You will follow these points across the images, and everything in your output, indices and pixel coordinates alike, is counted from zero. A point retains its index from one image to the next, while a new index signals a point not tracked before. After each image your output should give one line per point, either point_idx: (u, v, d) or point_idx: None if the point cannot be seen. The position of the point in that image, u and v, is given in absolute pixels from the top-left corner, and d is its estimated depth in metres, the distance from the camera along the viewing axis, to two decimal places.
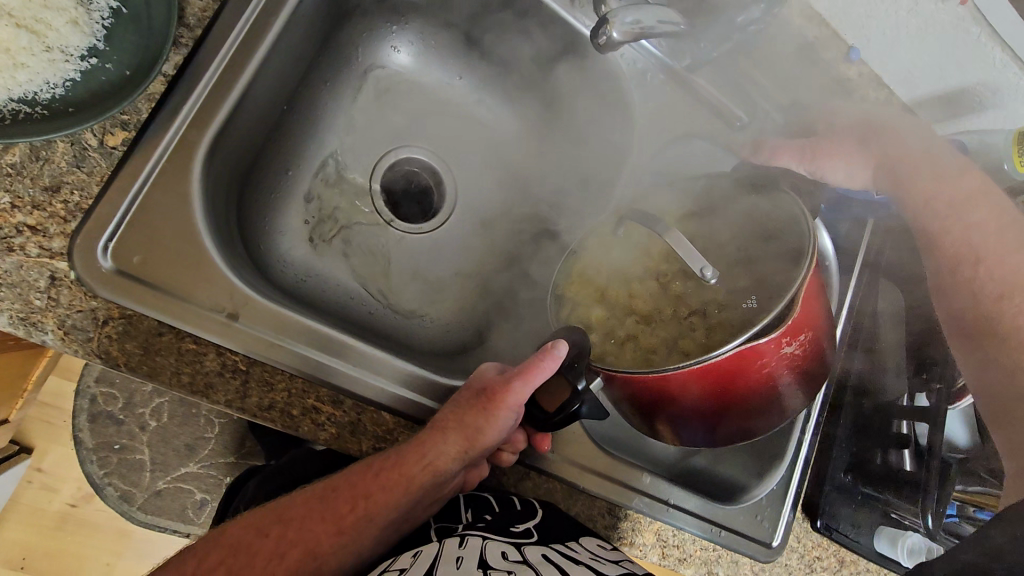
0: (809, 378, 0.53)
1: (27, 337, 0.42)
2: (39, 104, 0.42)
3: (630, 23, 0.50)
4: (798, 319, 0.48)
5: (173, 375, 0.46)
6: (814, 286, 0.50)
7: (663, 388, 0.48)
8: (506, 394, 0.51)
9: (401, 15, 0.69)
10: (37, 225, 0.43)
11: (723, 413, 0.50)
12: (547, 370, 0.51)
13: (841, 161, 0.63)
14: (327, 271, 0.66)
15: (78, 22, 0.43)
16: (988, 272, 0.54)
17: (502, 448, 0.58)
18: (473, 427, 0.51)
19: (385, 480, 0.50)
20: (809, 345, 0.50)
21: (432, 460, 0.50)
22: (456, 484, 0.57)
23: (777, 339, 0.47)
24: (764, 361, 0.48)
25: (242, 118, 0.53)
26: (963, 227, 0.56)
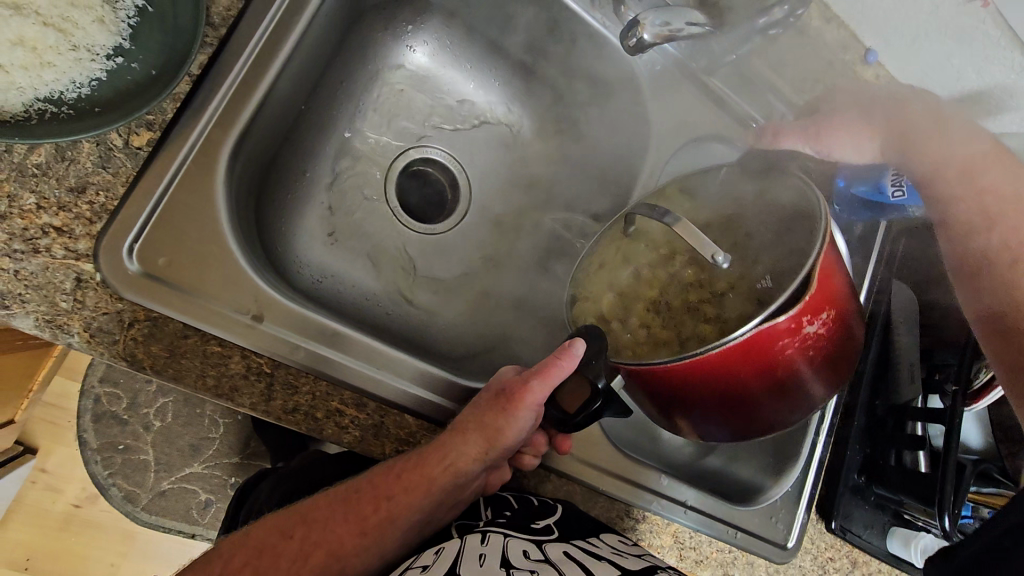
0: (838, 358, 0.50)
1: (53, 340, 0.41)
2: (65, 103, 0.41)
3: (659, 24, 0.50)
4: (817, 297, 0.45)
5: (198, 377, 0.45)
6: (835, 262, 0.47)
7: (684, 377, 0.46)
8: (525, 394, 0.50)
9: (418, 14, 0.68)
10: (62, 227, 0.42)
11: (751, 399, 0.48)
12: (566, 369, 0.50)
13: (847, 137, 0.60)
14: (346, 272, 0.66)
15: (104, 20, 0.43)
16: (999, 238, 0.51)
17: (524, 450, 0.57)
18: (493, 428, 0.50)
19: (405, 481, 0.49)
20: (835, 322, 0.47)
21: (453, 461, 0.49)
22: (476, 486, 0.56)
23: (797, 321, 0.44)
24: (784, 343, 0.45)
25: (263, 118, 0.52)
26: (972, 192, 0.53)
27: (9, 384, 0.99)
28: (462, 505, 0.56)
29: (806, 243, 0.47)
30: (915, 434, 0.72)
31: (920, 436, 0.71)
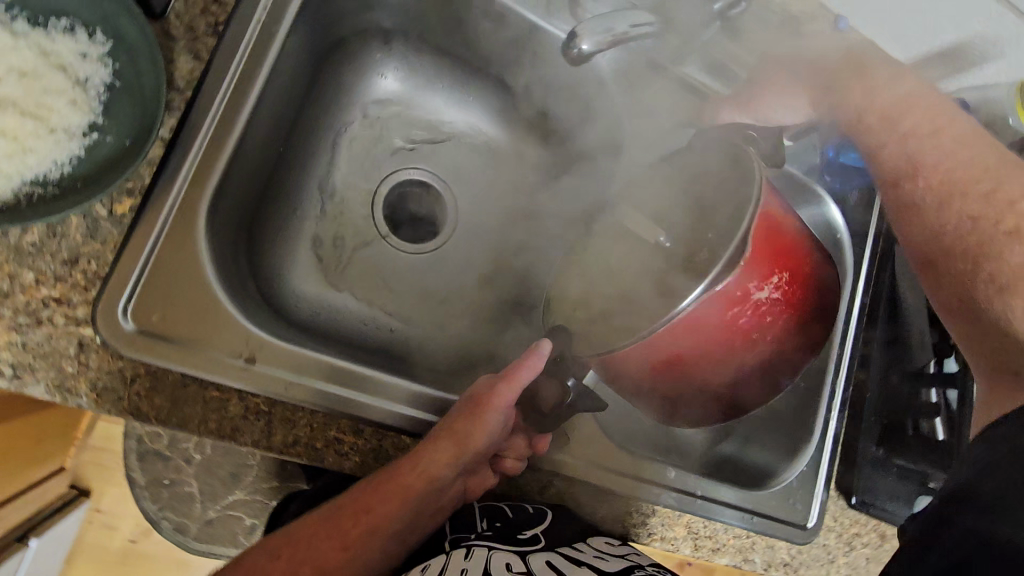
0: (803, 328, 0.49)
1: (64, 402, 0.45)
2: (50, 183, 0.44)
3: (600, 33, 0.50)
4: (759, 262, 0.45)
5: (202, 422, 0.48)
6: (779, 228, 0.47)
7: (642, 358, 0.46)
8: (491, 396, 0.54)
9: (383, 44, 0.69)
10: (61, 297, 0.45)
11: (714, 375, 0.48)
12: (532, 369, 0.54)
13: (778, 96, 0.60)
14: (340, 300, 0.67)
15: (76, 101, 0.46)
16: (926, 182, 0.51)
17: (504, 454, 0.57)
18: (463, 432, 0.52)
19: (382, 494, 0.51)
20: (789, 287, 0.47)
21: (425, 468, 0.51)
22: (456, 493, 0.58)
23: (742, 287, 0.44)
24: (735, 313, 0.45)
25: (238, 168, 0.54)
26: (898, 137, 0.53)
27: (57, 435, 1.06)
28: (444, 513, 0.58)
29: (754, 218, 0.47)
30: (930, 400, 0.71)
31: (935, 402, 0.71)
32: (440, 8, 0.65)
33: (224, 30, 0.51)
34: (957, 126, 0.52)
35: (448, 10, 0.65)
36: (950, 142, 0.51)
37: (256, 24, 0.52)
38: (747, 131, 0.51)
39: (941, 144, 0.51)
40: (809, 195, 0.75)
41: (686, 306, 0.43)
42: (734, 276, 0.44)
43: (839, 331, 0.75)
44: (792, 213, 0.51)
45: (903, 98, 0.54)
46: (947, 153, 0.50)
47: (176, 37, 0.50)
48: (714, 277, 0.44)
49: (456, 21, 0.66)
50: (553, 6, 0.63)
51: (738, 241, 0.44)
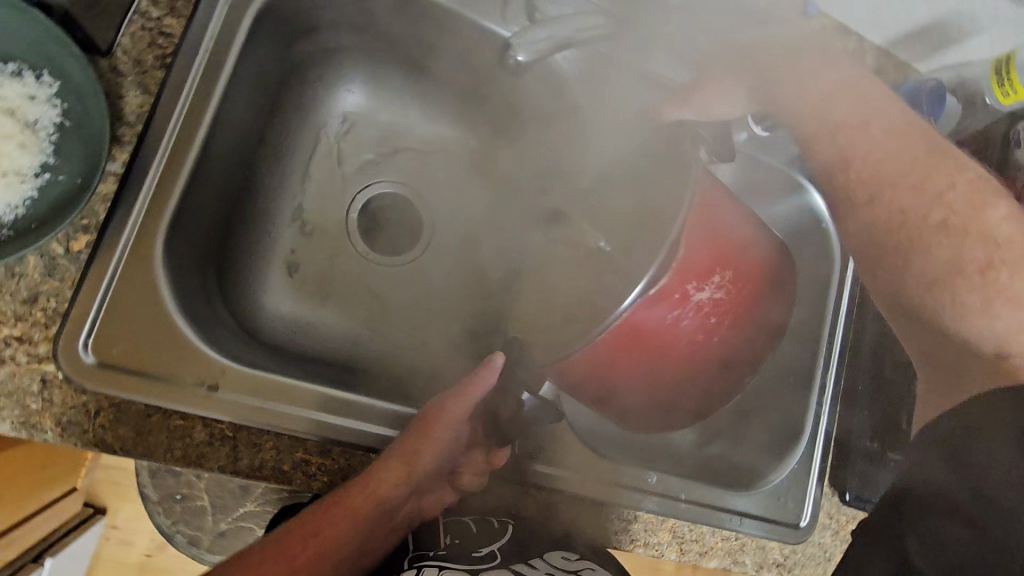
0: (752, 330, 0.48)
1: (31, 438, 0.46)
2: (5, 226, 0.46)
3: None
4: (697, 261, 0.44)
5: (167, 451, 0.49)
6: (718, 227, 0.46)
7: (582, 364, 0.45)
8: (441, 414, 0.54)
9: (342, 61, 0.68)
10: (22, 335, 0.46)
11: (660, 380, 0.46)
12: (483, 385, 0.54)
13: (709, 90, 0.56)
14: (313, 318, 0.67)
15: (25, 144, 0.47)
16: (856, 175, 0.47)
17: (460, 470, 0.58)
18: (413, 451, 0.52)
19: (332, 515, 0.50)
20: (733, 286, 0.46)
21: (377, 487, 0.51)
22: (411, 511, 0.57)
23: (681, 288, 0.43)
24: (676, 314, 0.44)
25: (197, 198, 0.55)
26: (830, 126, 0.48)
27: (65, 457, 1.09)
28: (399, 532, 0.56)
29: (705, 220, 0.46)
30: None
31: None
32: (396, 22, 0.64)
33: (172, 62, 0.51)
34: (888, 112, 0.47)
35: (403, 23, 0.64)
36: (878, 131, 0.46)
37: (205, 54, 0.53)
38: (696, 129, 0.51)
39: (872, 132, 0.46)
40: (787, 182, 0.72)
41: (625, 305, 0.42)
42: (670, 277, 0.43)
43: (828, 324, 0.73)
44: (738, 210, 0.49)
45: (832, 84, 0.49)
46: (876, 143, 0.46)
47: (123, 72, 0.50)
48: (651, 278, 0.42)
49: (414, 33, 0.65)
50: (509, 13, 0.61)
51: (675, 240, 0.43)
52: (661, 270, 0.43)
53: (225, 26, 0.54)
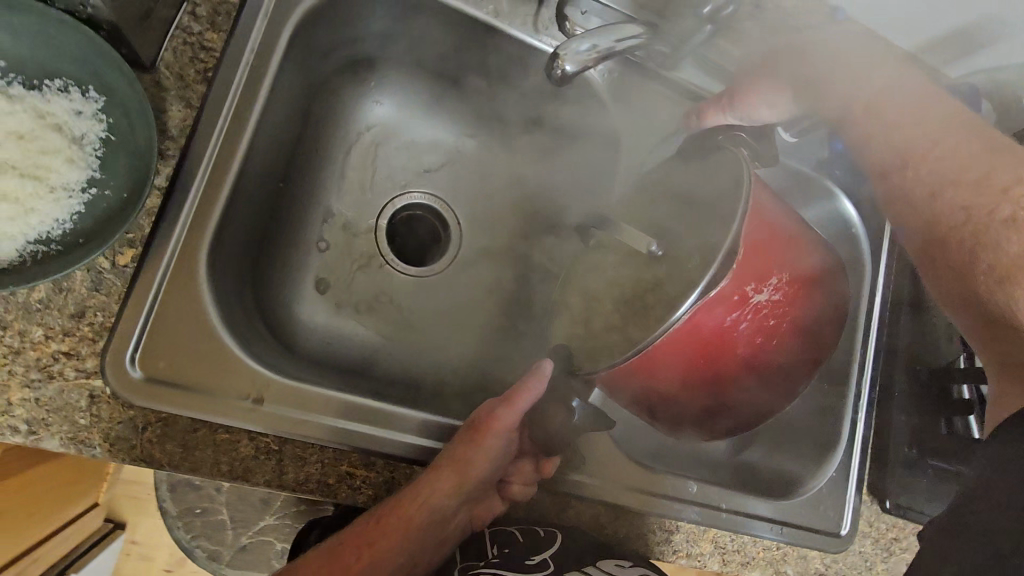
0: (807, 333, 0.47)
1: (79, 454, 0.46)
2: (53, 241, 0.45)
3: (585, 50, 0.50)
4: (754, 264, 0.43)
5: (213, 465, 0.48)
6: (773, 229, 0.45)
7: (640, 369, 0.44)
8: (491, 421, 0.54)
9: (373, 73, 0.68)
10: (70, 350, 0.46)
11: (718, 385, 0.46)
12: (531, 392, 0.54)
13: (761, 94, 0.57)
14: (348, 329, 0.67)
15: (74, 158, 0.46)
16: (915, 172, 0.49)
17: (509, 481, 0.56)
18: (464, 459, 0.52)
19: (385, 525, 0.49)
20: (788, 289, 0.45)
21: (429, 497, 0.51)
22: (461, 521, 0.56)
23: (739, 290, 0.43)
24: (734, 317, 0.43)
25: (237, 211, 0.55)
26: (885, 126, 0.51)
27: (83, 475, 1.08)
28: (449, 543, 0.56)
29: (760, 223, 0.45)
30: (963, 397, 0.66)
31: (968, 399, 0.66)
32: (429, 34, 0.64)
33: (213, 76, 0.51)
34: (940, 109, 0.49)
35: (436, 35, 0.64)
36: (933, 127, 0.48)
37: (246, 67, 0.53)
38: (736, 133, 0.50)
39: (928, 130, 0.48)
40: (815, 187, 0.72)
41: (678, 315, 0.42)
42: (729, 279, 0.42)
43: (861, 329, 0.72)
44: (789, 212, 0.48)
45: (882, 88, 0.52)
46: (936, 141, 0.48)
47: (166, 87, 0.50)
48: (710, 280, 0.42)
49: (447, 45, 0.65)
50: (540, 23, 0.62)
51: (730, 243, 0.43)
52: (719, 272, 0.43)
53: (265, 40, 0.54)
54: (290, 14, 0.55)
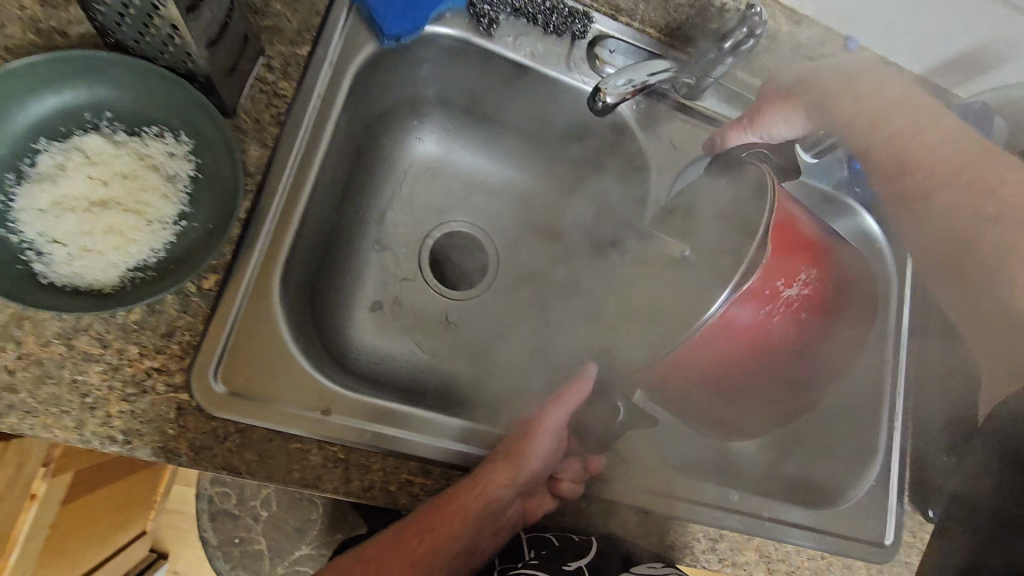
0: (834, 328, 0.50)
1: (167, 463, 0.50)
2: (149, 268, 0.50)
3: (621, 85, 0.55)
4: (784, 260, 0.46)
5: (286, 473, 0.52)
6: (800, 228, 0.48)
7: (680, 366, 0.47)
8: (541, 420, 0.58)
9: (418, 112, 0.74)
10: (161, 367, 0.50)
11: (754, 376, 0.49)
12: (577, 393, 0.60)
13: (777, 113, 0.61)
14: (397, 349, 0.71)
15: (169, 194, 0.51)
16: (913, 179, 0.55)
17: (560, 476, 0.58)
18: (515, 452, 0.56)
19: (443, 511, 0.53)
20: (817, 283, 0.48)
21: (483, 488, 0.54)
22: (513, 513, 0.59)
23: (771, 285, 0.45)
24: (768, 311, 0.46)
25: (303, 240, 0.60)
26: (886, 138, 0.56)
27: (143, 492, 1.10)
28: (502, 535, 0.59)
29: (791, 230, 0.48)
30: None
31: None
32: (471, 75, 0.70)
33: (285, 119, 0.57)
34: (939, 125, 0.55)
35: (478, 77, 0.70)
36: (931, 140, 0.54)
37: (313, 110, 0.59)
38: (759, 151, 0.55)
39: (925, 139, 0.54)
40: (837, 206, 0.75)
41: (715, 311, 0.45)
42: (760, 276, 0.45)
43: (893, 340, 0.74)
44: (812, 217, 0.52)
45: (888, 103, 0.56)
46: (934, 150, 0.54)
47: (245, 130, 0.56)
48: (741, 278, 0.45)
49: (486, 84, 0.71)
50: (574, 61, 0.68)
51: (760, 244, 0.46)
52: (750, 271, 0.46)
53: (329, 86, 0.60)
54: (351, 62, 0.61)
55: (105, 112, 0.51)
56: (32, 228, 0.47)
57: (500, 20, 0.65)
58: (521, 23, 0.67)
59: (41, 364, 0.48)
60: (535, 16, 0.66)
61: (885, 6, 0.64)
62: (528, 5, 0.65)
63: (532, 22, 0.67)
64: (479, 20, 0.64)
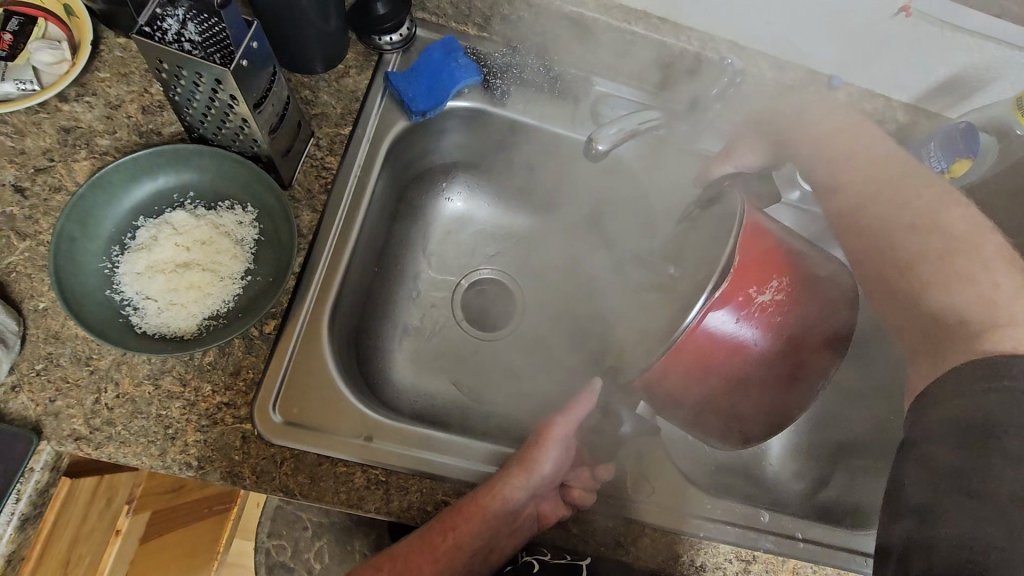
0: (818, 323, 0.52)
1: (234, 485, 0.57)
2: (221, 315, 0.60)
3: (613, 133, 0.64)
4: (753, 270, 0.50)
5: (334, 494, 0.58)
6: (772, 238, 0.53)
7: (668, 369, 0.51)
8: (551, 430, 0.62)
9: (447, 174, 0.84)
10: (229, 401, 0.58)
11: (742, 380, 0.52)
12: (586, 405, 0.62)
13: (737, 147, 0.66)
14: (434, 387, 0.77)
15: (238, 254, 0.62)
16: (850, 194, 0.60)
17: (571, 484, 0.61)
18: (527, 458, 0.61)
19: (466, 511, 0.57)
20: (791, 288, 0.52)
21: (500, 491, 0.58)
22: (529, 518, 0.62)
23: (743, 292, 0.50)
24: (741, 316, 0.50)
25: (349, 289, 0.69)
26: (825, 160, 0.62)
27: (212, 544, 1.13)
28: (519, 536, 0.62)
29: (770, 244, 0.52)
30: None
31: None
32: (490, 137, 0.80)
33: (332, 187, 0.68)
34: (869, 147, 0.61)
35: (494, 138, 0.80)
36: (860, 161, 0.61)
37: (354, 178, 0.69)
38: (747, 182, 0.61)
39: (859, 160, 0.61)
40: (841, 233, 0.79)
41: (689, 320, 0.50)
42: (728, 284, 0.49)
43: None
44: (792, 230, 0.56)
45: (830, 131, 0.63)
46: (862, 168, 0.60)
47: (299, 200, 0.67)
48: (713, 286, 0.50)
49: (504, 145, 0.81)
50: (578, 120, 0.77)
51: (725, 259, 0.50)
52: (721, 280, 0.50)
53: (368, 158, 0.70)
54: (386, 137, 0.72)
55: (189, 192, 0.63)
56: (132, 288, 0.58)
57: (511, 90, 0.76)
58: (530, 91, 0.77)
59: (134, 402, 0.56)
60: (541, 84, 0.76)
61: (858, 46, 0.71)
62: (535, 75, 0.75)
63: (540, 89, 0.76)
64: (492, 92, 0.75)
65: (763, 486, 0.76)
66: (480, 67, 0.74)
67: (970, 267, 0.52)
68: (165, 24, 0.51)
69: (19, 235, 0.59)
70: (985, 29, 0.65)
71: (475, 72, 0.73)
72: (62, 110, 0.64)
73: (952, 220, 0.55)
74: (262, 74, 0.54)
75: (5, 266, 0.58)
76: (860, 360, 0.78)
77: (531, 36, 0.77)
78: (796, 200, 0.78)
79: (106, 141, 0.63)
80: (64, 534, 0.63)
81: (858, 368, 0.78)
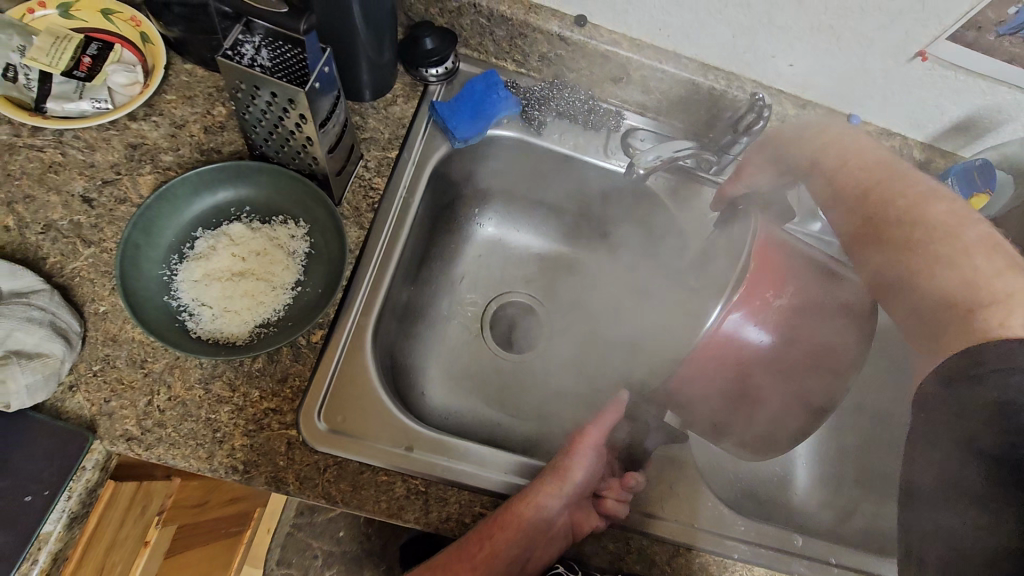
0: (846, 332, 0.55)
1: (278, 491, 0.57)
2: (271, 324, 0.62)
3: (651, 160, 0.74)
4: (769, 276, 0.53)
5: (374, 503, 0.58)
6: (785, 249, 0.56)
7: (692, 369, 0.54)
8: (582, 438, 0.63)
9: (482, 199, 0.87)
10: (276, 407, 0.59)
11: (772, 387, 0.54)
12: (614, 416, 0.64)
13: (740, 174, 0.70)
14: (465, 404, 0.78)
15: (290, 265, 0.64)
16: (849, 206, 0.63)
17: (605, 495, 0.61)
18: (560, 466, 0.61)
19: (501, 521, 0.57)
20: (810, 294, 0.55)
21: (535, 499, 0.59)
22: (564, 527, 0.60)
23: (761, 297, 0.53)
24: (764, 320, 0.53)
25: (390, 304, 0.71)
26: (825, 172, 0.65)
27: (232, 560, 1.12)
28: (555, 547, 0.61)
29: (789, 257, 0.55)
30: None
31: None
32: (525, 164, 0.84)
33: (379, 206, 0.71)
34: (866, 156, 0.64)
35: (529, 166, 0.84)
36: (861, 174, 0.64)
37: (400, 199, 0.72)
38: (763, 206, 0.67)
39: (859, 169, 0.64)
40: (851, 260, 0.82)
41: (710, 324, 0.53)
42: (744, 289, 0.53)
43: None
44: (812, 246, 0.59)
45: (841, 149, 0.66)
46: (863, 176, 0.63)
47: (347, 217, 0.70)
48: (731, 292, 0.53)
49: (538, 173, 0.85)
50: (610, 150, 0.81)
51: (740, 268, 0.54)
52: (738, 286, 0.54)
53: (412, 179, 0.74)
54: (428, 161, 0.76)
55: (245, 207, 0.66)
56: (188, 294, 0.61)
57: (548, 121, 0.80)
58: (565, 123, 0.82)
59: (185, 405, 0.58)
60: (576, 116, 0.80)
61: (875, 87, 0.76)
62: (570, 107, 0.80)
63: (573, 121, 0.81)
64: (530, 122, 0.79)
65: (791, 513, 0.76)
66: (519, 99, 0.79)
67: (975, 265, 0.55)
68: (243, 48, 0.54)
69: (84, 242, 0.62)
70: (997, 74, 0.69)
71: (515, 104, 0.78)
72: (130, 128, 0.68)
73: (978, 240, 0.56)
74: (327, 96, 0.58)
75: (69, 270, 0.61)
76: (884, 387, 0.79)
77: (567, 73, 0.82)
78: (817, 231, 0.82)
79: (169, 157, 0.67)
80: (103, 539, 0.64)
81: (881, 396, 0.79)
